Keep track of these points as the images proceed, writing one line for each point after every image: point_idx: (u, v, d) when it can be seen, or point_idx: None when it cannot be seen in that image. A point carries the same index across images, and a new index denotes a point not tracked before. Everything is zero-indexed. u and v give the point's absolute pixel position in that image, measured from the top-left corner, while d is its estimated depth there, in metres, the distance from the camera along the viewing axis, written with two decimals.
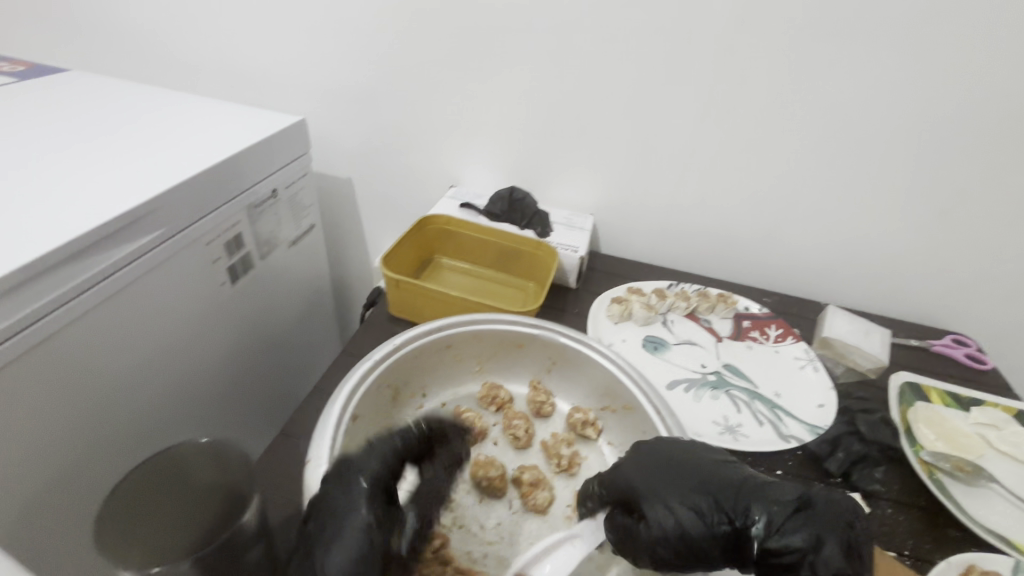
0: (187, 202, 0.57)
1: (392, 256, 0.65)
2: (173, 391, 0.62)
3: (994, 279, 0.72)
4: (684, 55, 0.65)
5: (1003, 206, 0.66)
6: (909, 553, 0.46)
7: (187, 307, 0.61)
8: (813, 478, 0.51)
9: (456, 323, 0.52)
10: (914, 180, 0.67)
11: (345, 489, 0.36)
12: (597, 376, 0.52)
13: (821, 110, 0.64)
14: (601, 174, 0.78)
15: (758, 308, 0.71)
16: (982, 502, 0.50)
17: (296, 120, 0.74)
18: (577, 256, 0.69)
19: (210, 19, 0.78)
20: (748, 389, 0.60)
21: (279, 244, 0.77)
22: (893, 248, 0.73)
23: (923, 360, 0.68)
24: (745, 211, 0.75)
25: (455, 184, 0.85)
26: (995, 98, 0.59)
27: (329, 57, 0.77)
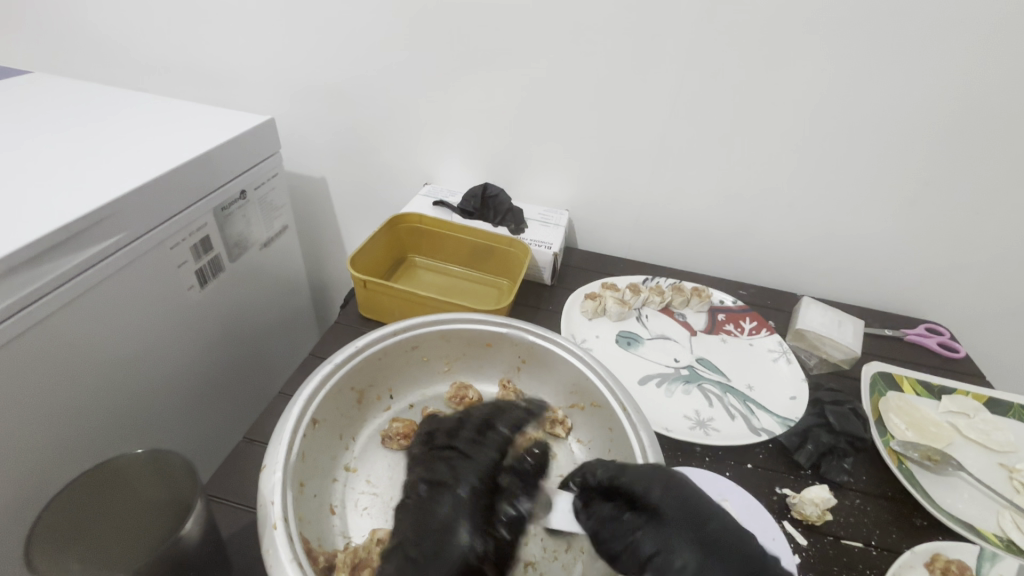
0: (149, 205, 0.56)
1: (362, 256, 0.64)
2: (137, 398, 0.61)
3: (966, 268, 0.72)
4: (652, 49, 0.64)
5: (973, 195, 0.66)
6: (876, 543, 0.46)
7: (151, 312, 0.60)
8: (782, 472, 0.51)
9: (423, 324, 0.52)
10: (885, 169, 0.66)
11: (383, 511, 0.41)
12: (566, 374, 0.52)
13: (791, 101, 0.64)
14: (575, 170, 0.77)
15: (732, 301, 0.71)
16: (949, 490, 0.51)
17: (265, 119, 0.73)
18: (550, 252, 0.69)
19: (175, 19, 0.76)
20: (720, 382, 0.60)
21: (250, 246, 0.76)
22: (866, 239, 0.73)
23: (897, 350, 0.69)
24: (718, 205, 0.75)
25: (430, 182, 0.84)
26: (962, 87, 0.59)
27: (298, 56, 0.76)
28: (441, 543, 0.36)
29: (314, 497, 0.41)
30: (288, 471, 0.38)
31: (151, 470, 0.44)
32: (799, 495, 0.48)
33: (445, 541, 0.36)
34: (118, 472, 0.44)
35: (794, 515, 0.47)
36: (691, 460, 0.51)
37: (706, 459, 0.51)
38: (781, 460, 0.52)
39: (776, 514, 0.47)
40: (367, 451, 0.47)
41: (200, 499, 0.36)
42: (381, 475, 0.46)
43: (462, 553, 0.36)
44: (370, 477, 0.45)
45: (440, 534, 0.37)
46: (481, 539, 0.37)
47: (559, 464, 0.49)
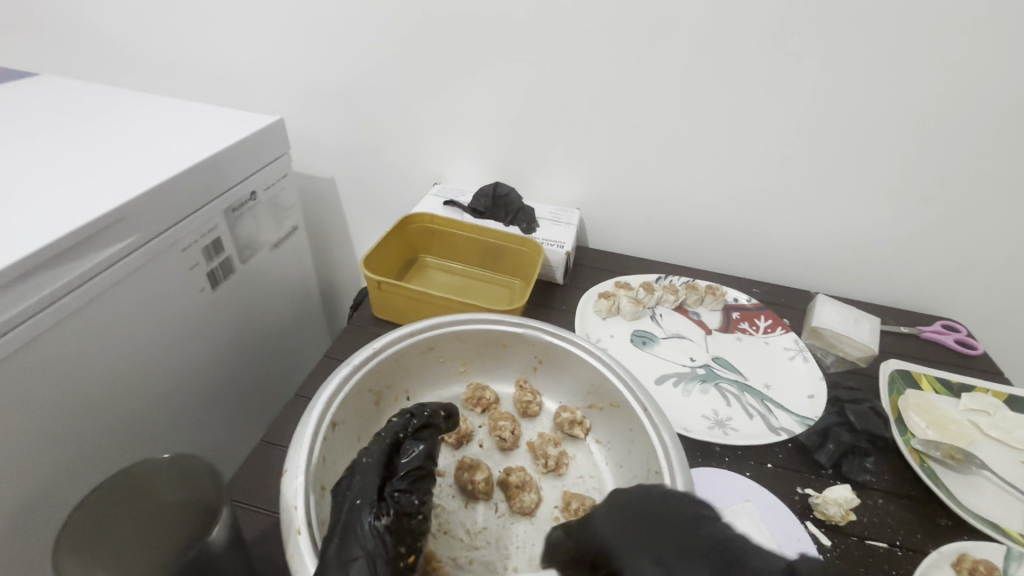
0: (160, 207, 0.56)
1: (374, 257, 0.64)
2: (151, 402, 0.61)
3: (984, 264, 0.72)
4: (664, 48, 0.64)
5: (991, 190, 0.65)
6: (901, 544, 0.46)
7: (164, 315, 0.60)
8: (804, 471, 0.51)
9: (439, 324, 0.51)
10: (901, 164, 0.66)
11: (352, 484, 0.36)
12: (584, 374, 0.52)
13: (806, 97, 0.63)
14: (586, 168, 0.76)
15: (747, 299, 0.70)
16: (973, 490, 0.50)
17: (274, 120, 0.72)
18: (563, 252, 0.68)
19: (182, 20, 0.76)
20: (737, 382, 0.60)
21: (260, 247, 0.75)
22: (881, 236, 0.72)
23: (914, 347, 0.68)
24: (731, 202, 0.74)
25: (439, 181, 0.84)
26: (981, 81, 0.58)
27: (305, 56, 0.76)
28: (351, 529, 0.33)
29: None
30: (310, 475, 0.37)
31: (173, 476, 0.44)
32: (822, 495, 0.47)
33: (350, 525, 0.33)
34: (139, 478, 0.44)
35: (817, 515, 0.47)
36: (711, 460, 0.51)
37: (726, 459, 0.51)
38: (801, 459, 0.52)
39: (799, 514, 0.47)
40: None
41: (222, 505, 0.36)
42: None
43: (372, 533, 0.33)
44: None
45: (345, 522, 0.33)
46: (383, 515, 0.34)
47: (577, 465, 0.49)
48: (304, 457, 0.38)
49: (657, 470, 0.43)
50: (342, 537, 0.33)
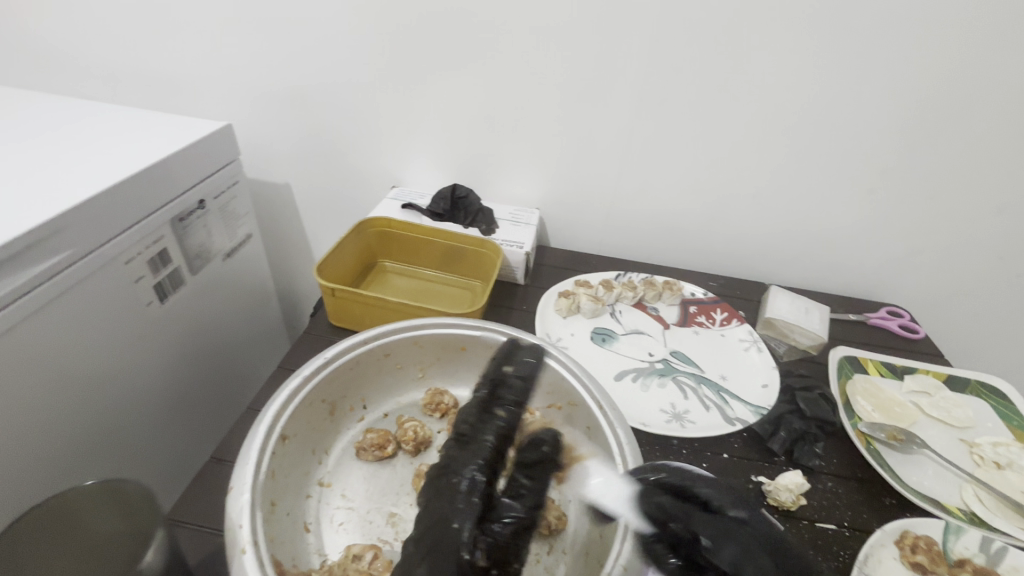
0: (100, 218, 0.53)
1: (329, 263, 0.63)
2: (94, 422, 0.58)
3: (924, 251, 0.75)
4: (615, 49, 0.64)
5: (926, 181, 0.68)
6: (849, 524, 0.47)
7: (108, 331, 0.57)
8: (758, 460, 0.52)
9: (394, 330, 0.50)
10: (844, 158, 0.68)
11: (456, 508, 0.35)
12: (542, 374, 0.52)
13: (753, 94, 0.65)
14: (544, 169, 0.77)
15: (703, 293, 0.72)
16: (916, 468, 0.53)
17: (221, 125, 0.70)
18: (522, 252, 0.68)
19: (121, 23, 0.73)
20: (694, 374, 0.61)
21: (212, 256, 0.73)
22: (828, 227, 0.75)
23: (862, 334, 0.71)
24: (686, 198, 0.76)
25: (397, 185, 0.83)
26: (914, 76, 0.61)
27: (253, 59, 0.73)
28: (445, 545, 0.33)
29: (287, 516, 0.40)
30: (257, 492, 0.36)
31: (104, 502, 0.42)
32: (774, 482, 0.49)
33: (442, 545, 0.33)
34: (71, 509, 0.42)
35: (770, 502, 0.48)
36: (669, 454, 0.51)
37: (684, 451, 0.52)
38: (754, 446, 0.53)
39: (752, 502, 0.48)
40: (341, 465, 0.46)
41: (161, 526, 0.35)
42: (356, 488, 0.44)
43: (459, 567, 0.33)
44: (345, 491, 0.44)
45: (440, 539, 0.34)
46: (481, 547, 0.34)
47: None
48: (254, 460, 0.38)
49: (612, 466, 0.43)
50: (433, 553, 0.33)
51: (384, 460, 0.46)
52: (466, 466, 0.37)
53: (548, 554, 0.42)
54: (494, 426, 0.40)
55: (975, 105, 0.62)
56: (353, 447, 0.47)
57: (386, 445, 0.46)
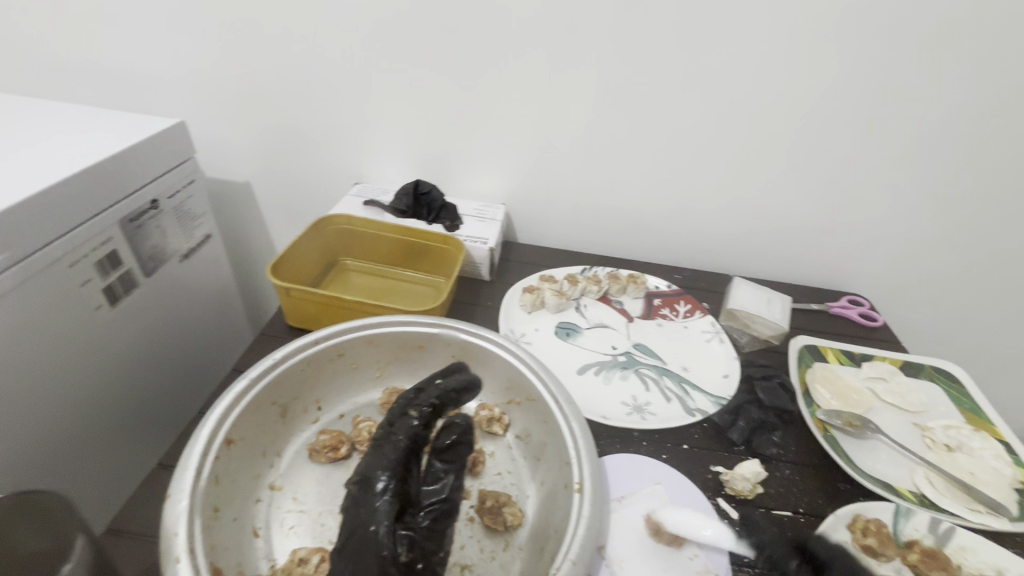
0: (40, 219, 0.51)
1: (285, 263, 0.61)
2: (40, 432, 0.55)
3: (883, 241, 0.76)
4: (573, 42, 0.64)
5: (882, 171, 0.69)
6: (804, 511, 0.48)
7: (53, 338, 0.55)
8: (716, 449, 0.52)
9: (348, 329, 0.50)
10: (803, 149, 0.69)
11: (371, 508, 0.35)
12: (500, 370, 0.52)
13: (712, 86, 0.65)
14: (508, 163, 0.76)
15: (667, 285, 0.72)
16: (870, 454, 0.53)
17: (174, 123, 0.68)
18: (486, 248, 0.68)
19: (63, 17, 0.70)
20: (656, 366, 0.61)
21: (168, 258, 0.71)
22: (790, 217, 0.76)
23: (823, 322, 0.72)
24: (650, 192, 0.76)
25: (361, 181, 0.81)
26: (868, 65, 0.61)
27: (206, 54, 0.71)
28: (364, 549, 0.33)
29: (233, 522, 0.39)
30: (197, 498, 0.36)
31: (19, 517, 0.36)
32: (731, 471, 0.49)
33: (362, 550, 0.33)
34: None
35: (727, 491, 0.48)
36: (629, 446, 0.51)
37: (644, 443, 0.52)
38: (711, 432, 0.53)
39: (710, 492, 0.48)
40: (293, 468, 0.45)
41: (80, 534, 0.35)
42: (308, 491, 0.43)
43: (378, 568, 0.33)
44: (297, 494, 0.43)
45: (358, 544, 0.34)
46: (400, 545, 0.34)
47: (496, 462, 0.48)
48: (196, 463, 0.37)
49: (567, 461, 0.43)
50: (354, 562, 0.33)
51: (338, 461, 0.46)
52: (379, 464, 0.37)
53: (504, 551, 0.42)
54: (405, 425, 0.40)
55: (927, 96, 0.62)
56: (306, 449, 0.46)
57: (340, 446, 0.46)
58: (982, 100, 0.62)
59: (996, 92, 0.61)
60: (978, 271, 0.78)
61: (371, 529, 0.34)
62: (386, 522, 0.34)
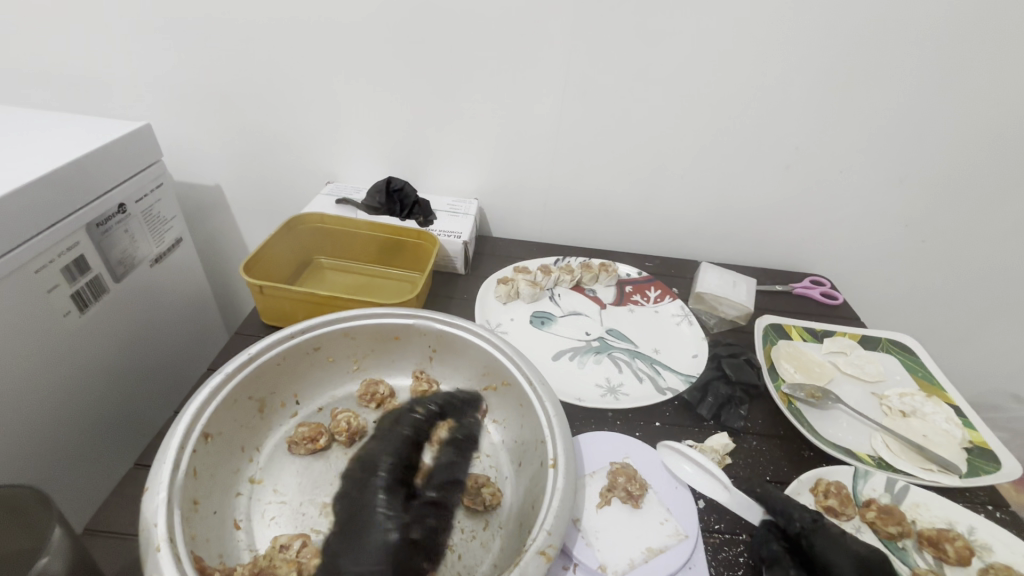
0: (1, 224, 0.50)
1: (258, 262, 0.61)
2: (11, 439, 0.55)
3: (840, 223, 0.80)
4: (537, 38, 0.66)
5: (835, 156, 0.73)
6: (771, 478, 0.50)
7: (18, 346, 0.54)
8: (687, 425, 0.54)
9: (323, 322, 0.50)
10: (762, 137, 0.72)
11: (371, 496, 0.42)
12: (476, 358, 0.53)
13: (671, 79, 0.67)
14: (479, 158, 0.77)
15: (637, 272, 0.75)
16: (832, 423, 0.56)
17: (140, 125, 0.68)
18: (460, 241, 0.69)
19: (19, 22, 0.68)
20: (629, 349, 0.63)
21: (138, 263, 0.70)
22: (753, 202, 0.79)
23: (786, 302, 0.75)
24: (618, 183, 0.78)
25: (333, 181, 0.82)
26: (818, 55, 0.64)
27: (170, 58, 0.71)
28: (366, 532, 0.40)
29: (212, 515, 0.40)
30: (175, 491, 0.36)
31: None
32: (701, 444, 0.51)
33: (365, 529, 0.40)
34: None
35: None
36: (603, 425, 0.53)
37: (618, 422, 0.54)
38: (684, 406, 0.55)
39: None
40: (272, 461, 0.46)
41: (56, 527, 0.34)
42: (289, 483, 0.44)
43: (379, 550, 0.39)
44: (277, 486, 0.44)
45: (360, 525, 0.40)
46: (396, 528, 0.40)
47: (474, 446, 0.49)
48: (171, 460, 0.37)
49: (542, 439, 0.45)
50: (357, 545, 0.39)
51: (317, 453, 0.46)
52: (384, 455, 0.46)
53: (484, 530, 0.43)
54: (406, 422, 0.49)
55: (874, 84, 0.66)
56: (285, 442, 0.47)
57: (319, 438, 0.46)
58: (924, 86, 0.66)
59: (936, 79, 0.65)
60: (929, 249, 0.82)
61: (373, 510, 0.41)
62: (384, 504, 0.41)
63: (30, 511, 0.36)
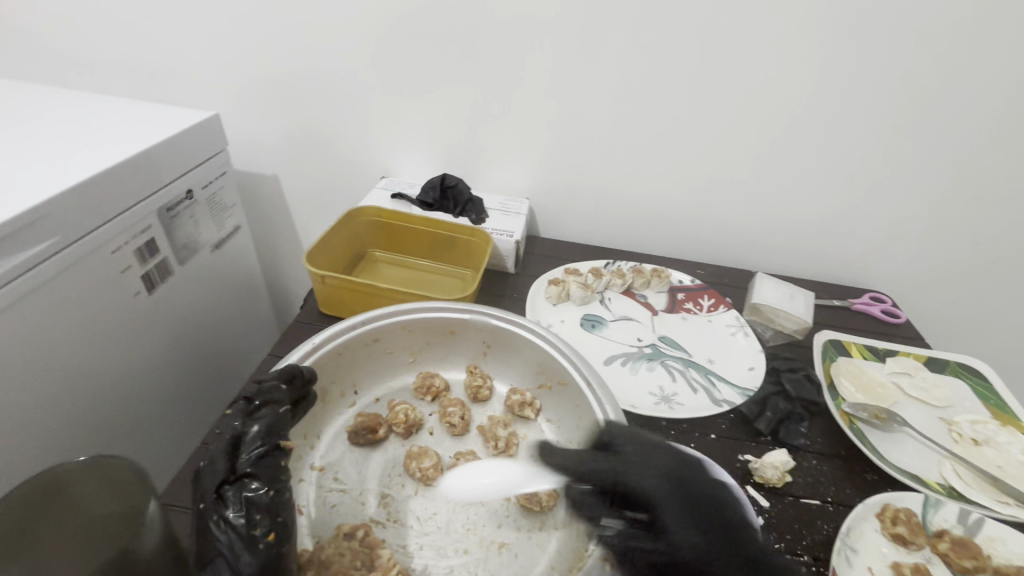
0: (86, 206, 0.52)
1: (318, 253, 0.63)
2: (90, 413, 0.58)
3: (906, 239, 0.77)
4: (600, 43, 0.65)
5: (906, 169, 0.70)
6: (832, 499, 0.48)
7: (97, 321, 0.56)
8: (744, 439, 0.53)
9: (383, 315, 0.51)
10: (828, 147, 0.69)
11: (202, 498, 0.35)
12: (532, 356, 0.53)
13: (737, 84, 0.66)
14: (533, 157, 0.77)
15: (690, 280, 0.73)
16: (897, 446, 0.54)
17: (210, 115, 0.70)
18: (512, 241, 0.68)
19: (102, 12, 0.72)
20: (682, 358, 0.62)
21: (200, 248, 0.73)
22: (812, 214, 0.76)
23: (845, 319, 0.72)
24: (673, 189, 0.77)
25: (387, 175, 0.83)
26: (893, 63, 0.62)
27: (238, 50, 0.73)
28: (205, 538, 0.34)
29: None
30: None
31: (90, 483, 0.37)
32: (761, 460, 0.50)
33: (204, 536, 0.34)
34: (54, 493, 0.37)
35: (756, 479, 0.49)
36: (657, 434, 0.52)
37: (672, 432, 0.53)
38: (234, 402, 0.40)
39: (740, 480, 0.49)
40: (333, 449, 0.47)
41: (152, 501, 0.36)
42: (349, 471, 0.45)
43: (226, 549, 0.33)
44: (338, 474, 0.45)
45: (201, 530, 0.34)
46: (229, 511, 0.34)
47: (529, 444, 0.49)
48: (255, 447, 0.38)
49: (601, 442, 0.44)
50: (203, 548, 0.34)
51: (375, 443, 0.47)
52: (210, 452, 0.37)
53: (540, 530, 0.42)
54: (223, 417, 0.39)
55: (952, 95, 0.63)
56: (345, 431, 0.47)
57: (378, 428, 0.47)
58: (1008, 98, 0.62)
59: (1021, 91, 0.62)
60: (1001, 269, 0.78)
61: (205, 513, 0.34)
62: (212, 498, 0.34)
63: (121, 482, 0.37)
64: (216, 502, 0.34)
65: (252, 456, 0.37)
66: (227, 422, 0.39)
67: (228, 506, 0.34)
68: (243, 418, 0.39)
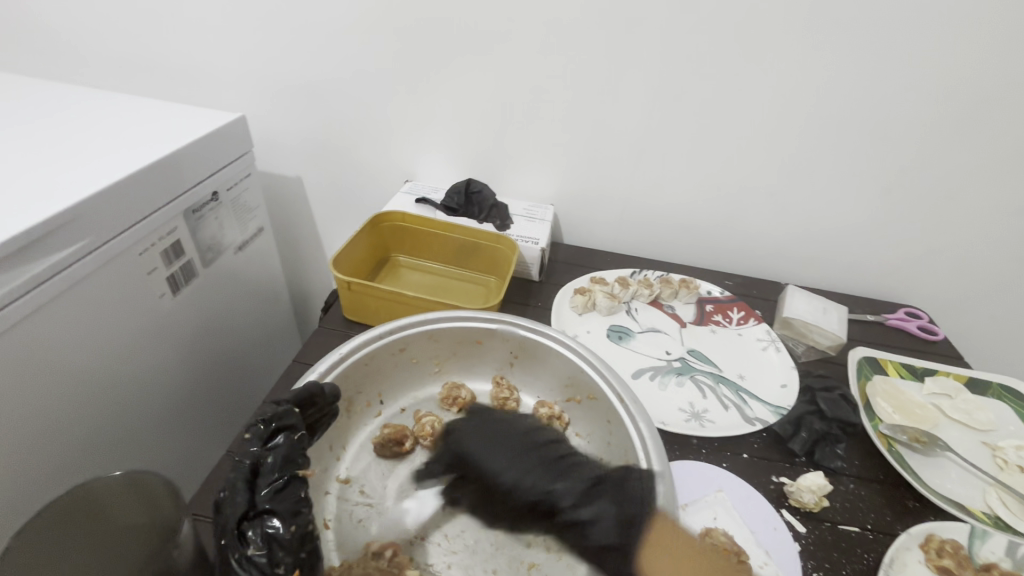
0: (114, 208, 0.52)
1: (343, 258, 0.62)
2: (115, 414, 0.58)
3: (943, 254, 0.74)
4: (631, 49, 0.64)
5: (947, 181, 0.67)
6: (872, 527, 0.46)
7: (123, 323, 0.56)
8: (777, 460, 0.51)
9: (410, 324, 0.50)
10: (866, 157, 0.67)
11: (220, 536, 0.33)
12: (561, 368, 0.51)
13: (772, 92, 0.64)
14: (559, 163, 0.76)
15: (719, 292, 0.71)
16: (939, 471, 0.52)
17: (236, 116, 0.70)
18: (538, 248, 0.67)
19: (132, 14, 0.72)
20: (712, 373, 0.60)
21: (224, 249, 0.72)
22: (846, 226, 0.74)
23: (880, 335, 0.70)
24: (702, 197, 0.75)
25: (410, 179, 0.82)
26: (937, 72, 0.59)
27: (266, 51, 0.73)
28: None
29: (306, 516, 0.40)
30: None
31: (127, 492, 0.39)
32: (796, 482, 0.48)
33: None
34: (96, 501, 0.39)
35: (792, 503, 0.47)
36: (688, 453, 0.51)
37: (703, 451, 0.51)
38: (251, 426, 0.38)
39: (775, 504, 0.47)
40: (359, 461, 0.46)
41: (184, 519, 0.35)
42: (376, 484, 0.44)
43: None
44: (364, 487, 0.44)
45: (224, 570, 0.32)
46: (249, 549, 0.32)
47: None
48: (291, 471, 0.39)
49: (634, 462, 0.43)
50: None
51: (401, 456, 0.46)
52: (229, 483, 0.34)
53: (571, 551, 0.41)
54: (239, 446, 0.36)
55: (998, 106, 0.61)
56: (372, 443, 0.47)
57: (404, 441, 0.46)
58: None
59: None
60: None
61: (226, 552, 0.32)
62: (229, 534, 0.32)
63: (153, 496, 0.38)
64: (236, 538, 0.32)
65: (270, 488, 0.34)
66: (245, 447, 0.36)
67: (248, 545, 0.32)
68: (259, 447, 0.36)
